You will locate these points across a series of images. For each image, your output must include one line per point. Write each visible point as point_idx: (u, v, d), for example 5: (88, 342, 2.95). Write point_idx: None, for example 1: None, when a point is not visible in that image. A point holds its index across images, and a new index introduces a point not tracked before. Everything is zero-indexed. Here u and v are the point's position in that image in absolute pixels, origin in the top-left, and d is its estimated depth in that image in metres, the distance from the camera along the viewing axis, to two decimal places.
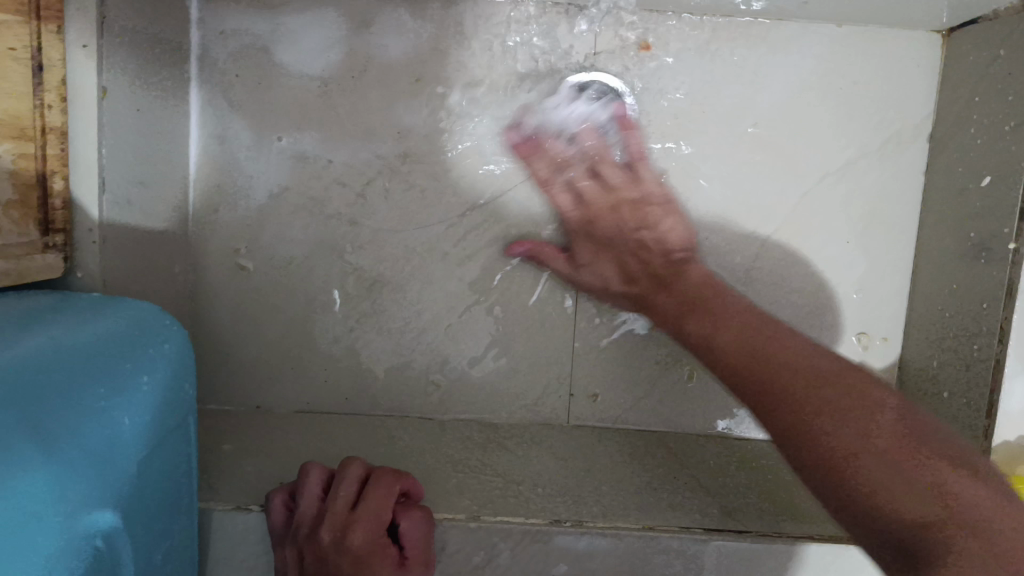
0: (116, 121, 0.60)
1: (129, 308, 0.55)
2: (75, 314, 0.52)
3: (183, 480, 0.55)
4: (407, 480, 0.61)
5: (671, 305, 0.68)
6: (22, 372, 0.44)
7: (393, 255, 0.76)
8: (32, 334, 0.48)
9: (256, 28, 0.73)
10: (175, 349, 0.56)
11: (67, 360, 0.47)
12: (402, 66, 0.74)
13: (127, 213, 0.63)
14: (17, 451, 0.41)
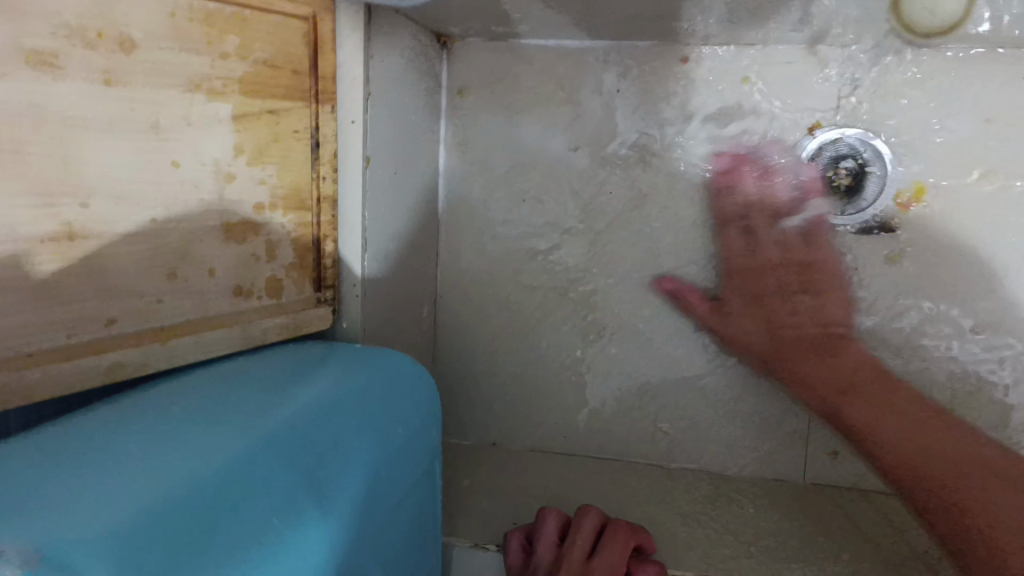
0: (377, 186, 0.66)
1: (380, 361, 0.59)
2: (336, 368, 0.56)
3: (417, 527, 0.57)
4: (642, 536, 0.62)
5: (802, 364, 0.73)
6: (298, 429, 0.47)
7: (624, 301, 0.77)
8: (303, 390, 0.52)
9: (498, 87, 0.77)
10: (418, 402, 0.59)
11: (333, 415, 0.50)
12: (635, 115, 0.75)
13: (384, 266, 0.68)
14: (301, 505, 0.43)
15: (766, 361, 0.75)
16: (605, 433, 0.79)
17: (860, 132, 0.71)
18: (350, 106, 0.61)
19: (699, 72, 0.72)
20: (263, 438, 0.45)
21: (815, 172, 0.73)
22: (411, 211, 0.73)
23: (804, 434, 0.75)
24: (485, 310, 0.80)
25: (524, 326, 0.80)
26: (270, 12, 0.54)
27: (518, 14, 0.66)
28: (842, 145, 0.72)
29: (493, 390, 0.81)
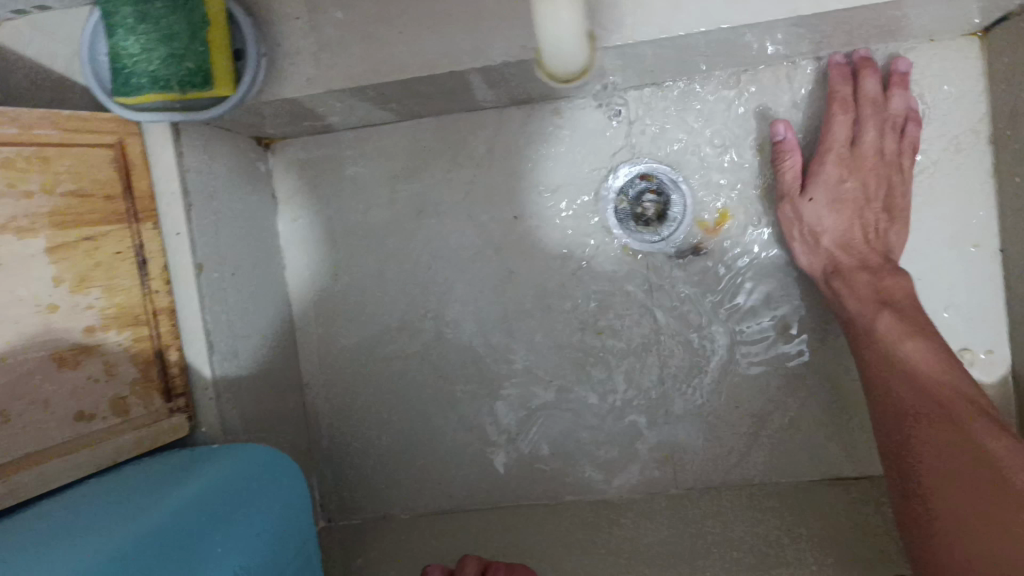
0: (217, 289, 0.68)
1: (238, 457, 0.61)
2: (190, 476, 0.58)
3: None
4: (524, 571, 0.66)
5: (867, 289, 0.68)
6: (142, 543, 0.48)
7: (479, 354, 0.80)
8: (154, 504, 0.53)
9: (326, 179, 0.81)
10: (284, 490, 0.61)
11: (184, 521, 0.51)
12: (455, 180, 0.80)
13: (236, 364, 0.70)
14: None
15: (869, 266, 0.70)
16: (488, 482, 0.80)
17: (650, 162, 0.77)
18: (172, 221, 0.64)
19: (504, 135, 0.78)
20: (107, 557, 0.46)
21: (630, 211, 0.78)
22: (259, 305, 0.75)
23: (670, 447, 0.78)
24: (353, 388, 0.82)
25: (393, 395, 0.82)
26: (72, 145, 0.57)
27: (323, 107, 0.70)
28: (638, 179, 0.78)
29: (375, 464, 0.82)
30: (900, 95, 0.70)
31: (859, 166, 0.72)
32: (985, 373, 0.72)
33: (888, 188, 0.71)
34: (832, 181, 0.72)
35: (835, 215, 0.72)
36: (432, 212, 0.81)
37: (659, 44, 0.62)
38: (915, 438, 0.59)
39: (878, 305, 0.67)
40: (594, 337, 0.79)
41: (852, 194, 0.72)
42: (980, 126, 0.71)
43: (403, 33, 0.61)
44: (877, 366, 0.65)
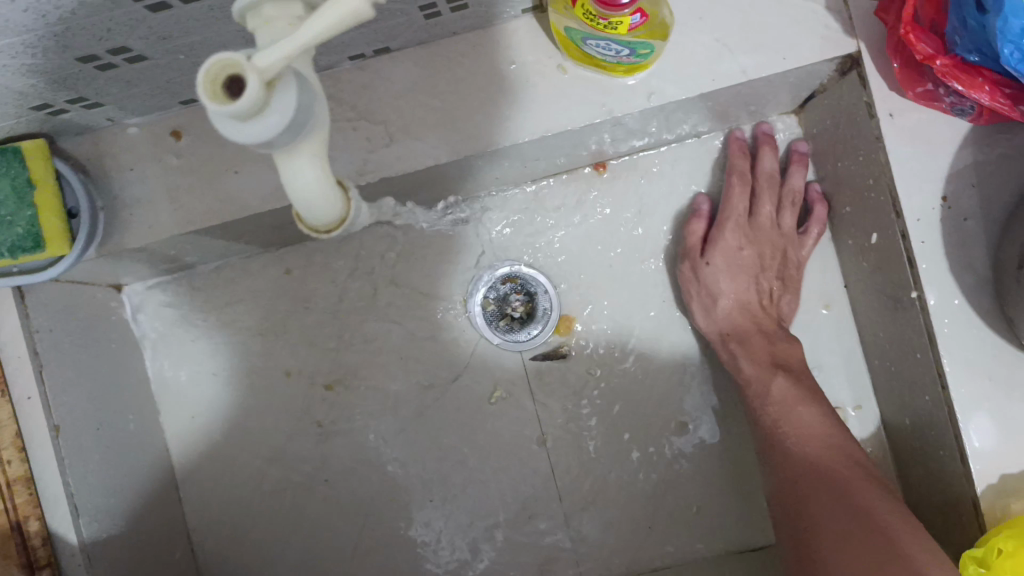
0: (78, 450, 0.65)
1: None
2: None
3: None
4: None
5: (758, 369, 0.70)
6: None
7: (368, 473, 0.79)
8: None
9: (191, 318, 0.80)
10: None
11: None
12: (324, 301, 0.80)
13: (107, 523, 0.67)
14: None
15: (765, 335, 0.73)
16: None
17: (507, 262, 0.79)
18: (22, 384, 0.62)
19: (367, 252, 0.79)
20: None
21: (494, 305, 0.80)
22: (131, 456, 0.73)
23: (570, 542, 0.77)
24: (241, 527, 0.79)
25: (285, 528, 0.79)
26: None
27: (175, 250, 0.70)
28: (498, 280, 0.79)
29: None
30: (799, 170, 0.74)
31: (750, 238, 0.74)
32: (860, 427, 0.74)
33: (778, 252, 0.74)
34: (731, 248, 0.73)
35: (744, 281, 0.75)
36: (305, 336, 0.80)
37: (494, 156, 0.64)
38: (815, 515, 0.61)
39: (771, 369, 0.70)
40: (481, 441, 0.79)
41: (749, 262, 0.75)
42: (812, 195, 0.75)
43: (242, 173, 0.62)
44: (784, 458, 0.67)
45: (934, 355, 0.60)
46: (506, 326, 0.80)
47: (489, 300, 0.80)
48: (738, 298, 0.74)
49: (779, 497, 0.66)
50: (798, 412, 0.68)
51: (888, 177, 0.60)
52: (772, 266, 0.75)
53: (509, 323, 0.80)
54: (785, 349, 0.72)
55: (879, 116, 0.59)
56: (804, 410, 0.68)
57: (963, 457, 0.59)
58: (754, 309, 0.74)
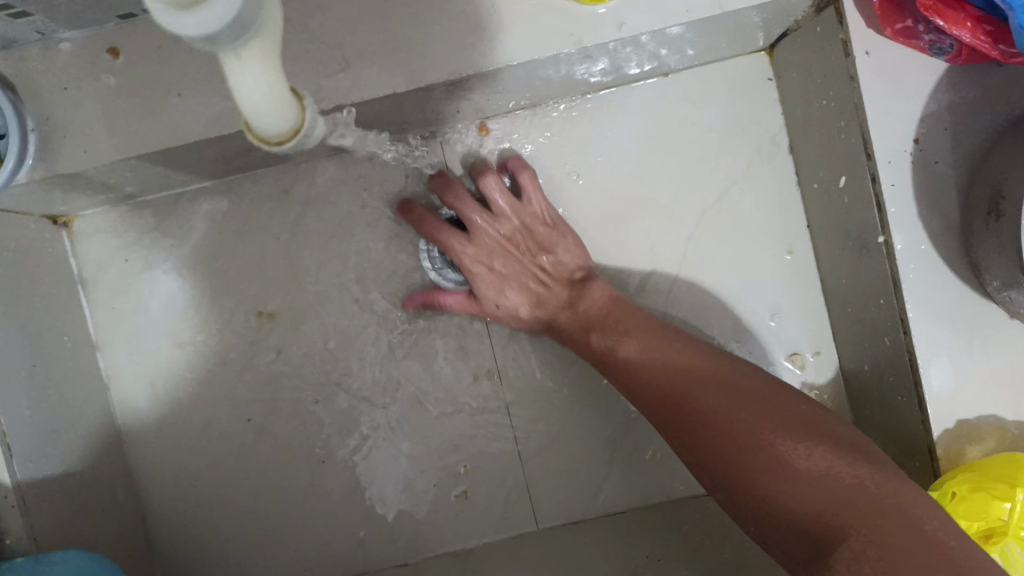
0: (13, 387, 0.62)
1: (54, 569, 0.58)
2: None
3: None
4: None
5: (575, 319, 0.70)
6: None
7: (319, 416, 0.77)
8: None
9: (131, 252, 0.76)
10: None
11: None
12: (274, 237, 0.76)
13: (44, 465, 0.64)
14: None
15: (568, 306, 0.71)
16: (344, 549, 0.77)
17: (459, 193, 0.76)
18: None
19: (319, 188, 0.76)
20: None
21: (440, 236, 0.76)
22: (68, 397, 0.69)
23: (526, 486, 0.77)
24: (187, 471, 0.77)
25: (233, 472, 0.77)
26: None
27: (114, 179, 0.66)
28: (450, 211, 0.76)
29: (221, 550, 0.77)
30: (528, 177, 0.72)
31: (529, 237, 0.73)
32: (817, 372, 0.74)
33: (517, 246, 0.73)
34: (491, 276, 0.72)
35: (519, 295, 0.73)
36: (253, 274, 0.76)
37: (453, 87, 0.61)
38: (637, 361, 0.64)
39: (586, 333, 0.68)
40: (436, 383, 0.77)
41: (495, 257, 0.72)
42: (779, 137, 0.74)
43: (184, 96, 0.58)
44: (625, 370, 0.64)
45: (897, 302, 0.59)
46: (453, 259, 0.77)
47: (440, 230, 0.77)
48: (505, 275, 0.73)
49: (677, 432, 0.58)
50: (625, 333, 0.66)
51: (860, 118, 0.58)
52: (549, 276, 0.73)
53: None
54: (586, 304, 0.70)
55: (854, 54, 0.57)
56: (640, 331, 0.66)
57: (922, 403, 0.59)
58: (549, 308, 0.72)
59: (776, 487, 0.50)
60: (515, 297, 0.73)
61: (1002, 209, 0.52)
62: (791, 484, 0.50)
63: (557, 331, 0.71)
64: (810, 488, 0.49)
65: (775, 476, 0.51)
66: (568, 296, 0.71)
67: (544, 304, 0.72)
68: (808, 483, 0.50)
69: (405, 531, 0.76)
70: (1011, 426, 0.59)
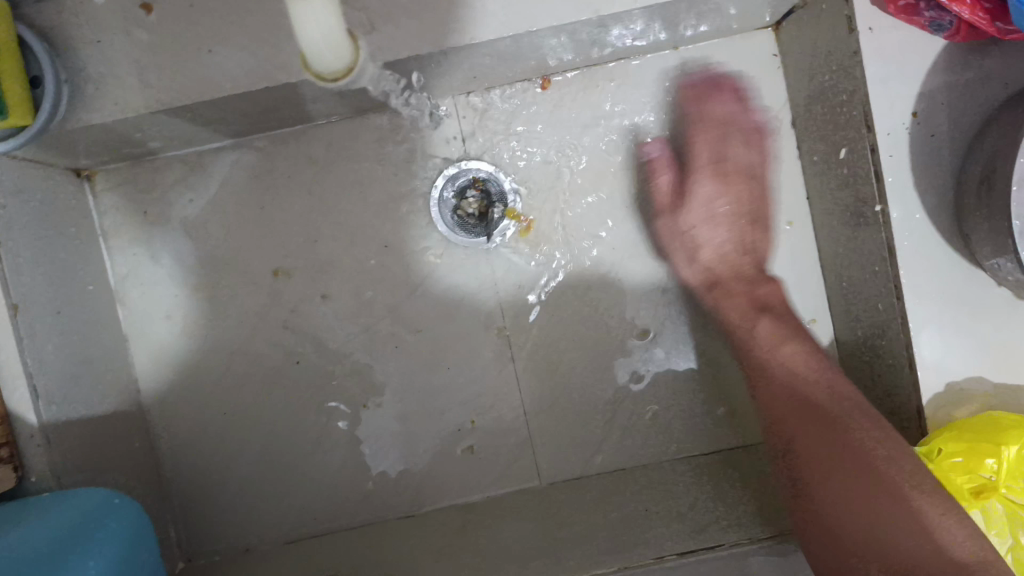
0: (39, 330, 0.64)
1: (82, 497, 0.62)
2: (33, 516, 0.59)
3: None
4: None
5: (742, 305, 0.74)
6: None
7: (330, 371, 0.79)
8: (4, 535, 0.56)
9: (150, 206, 0.78)
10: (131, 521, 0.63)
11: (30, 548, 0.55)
12: (290, 196, 0.78)
13: (68, 408, 0.66)
14: None
15: (744, 278, 0.76)
16: (352, 500, 0.80)
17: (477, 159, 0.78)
18: None
19: (335, 149, 0.78)
20: None
21: (452, 199, 0.79)
22: (90, 345, 0.71)
23: (528, 443, 0.80)
24: (202, 423, 0.79)
25: (246, 422, 0.80)
26: None
27: (140, 133, 0.68)
28: (462, 175, 0.78)
29: (233, 498, 0.80)
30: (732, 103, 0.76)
31: (731, 181, 0.77)
32: (810, 338, 0.78)
33: (732, 175, 0.77)
34: (715, 202, 0.77)
35: (725, 232, 0.77)
36: (269, 231, 0.79)
37: (471, 52, 0.64)
38: (784, 366, 0.70)
39: (755, 315, 0.73)
40: (444, 342, 0.80)
41: (730, 215, 0.77)
42: (782, 113, 0.77)
43: (213, 53, 0.60)
44: (756, 370, 0.72)
45: (892, 269, 0.62)
46: (458, 219, 0.79)
47: (447, 191, 0.79)
48: (727, 211, 0.77)
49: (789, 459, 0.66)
50: (780, 348, 0.71)
51: (861, 92, 0.61)
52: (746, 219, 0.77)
53: (467, 217, 0.79)
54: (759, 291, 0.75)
55: (858, 30, 0.59)
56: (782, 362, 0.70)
57: (912, 365, 0.62)
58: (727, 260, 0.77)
59: (843, 507, 0.60)
60: (702, 238, 0.77)
61: (993, 179, 0.55)
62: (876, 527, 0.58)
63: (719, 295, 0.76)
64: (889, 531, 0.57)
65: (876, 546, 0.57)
66: (733, 266, 0.77)
67: (715, 273, 0.77)
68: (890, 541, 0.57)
69: (411, 483, 0.80)
70: (996, 389, 0.62)
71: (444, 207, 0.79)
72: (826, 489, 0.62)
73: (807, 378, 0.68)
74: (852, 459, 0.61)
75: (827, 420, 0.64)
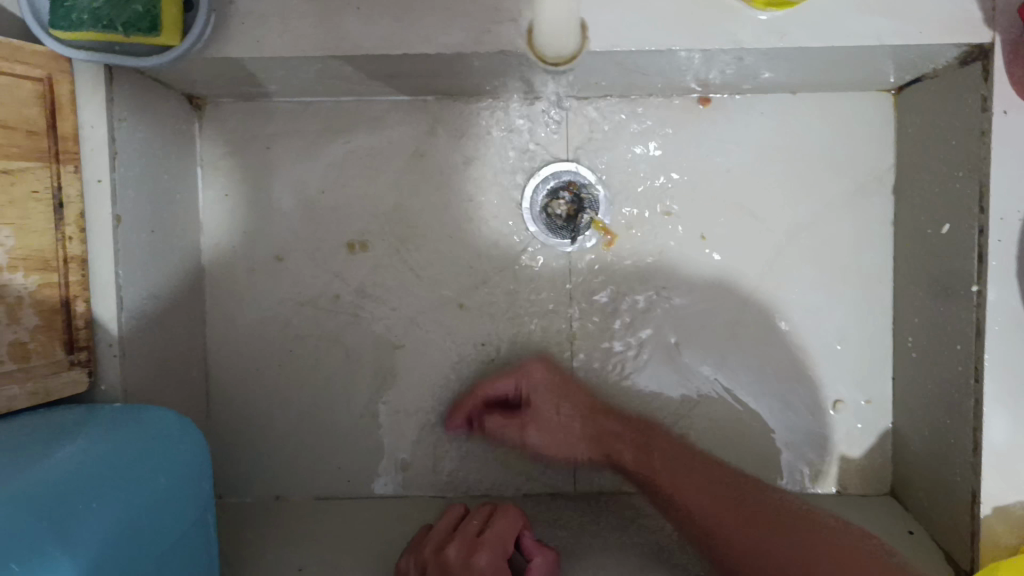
0: (131, 244, 0.65)
1: (158, 413, 0.61)
2: (111, 423, 0.59)
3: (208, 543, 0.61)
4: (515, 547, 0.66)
5: (618, 426, 0.75)
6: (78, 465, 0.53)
7: (393, 340, 0.81)
8: (86, 438, 0.56)
9: (252, 146, 0.79)
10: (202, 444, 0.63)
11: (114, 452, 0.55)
12: (389, 163, 0.80)
13: (143, 325, 0.67)
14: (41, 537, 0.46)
15: (637, 441, 0.74)
16: (389, 470, 0.81)
17: (571, 164, 0.79)
18: (95, 166, 0.62)
19: (442, 125, 0.79)
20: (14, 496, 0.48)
21: (542, 200, 0.80)
22: (172, 269, 0.73)
23: None
24: (258, 367, 0.81)
25: (300, 374, 0.81)
26: None
27: (264, 74, 0.69)
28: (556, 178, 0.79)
29: (273, 446, 0.81)
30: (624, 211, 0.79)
31: (568, 425, 0.76)
32: (863, 421, 0.79)
33: (590, 407, 0.76)
34: (546, 417, 0.76)
35: (554, 434, 0.77)
36: (361, 193, 0.80)
37: (603, 60, 0.65)
38: (683, 497, 0.69)
39: (648, 454, 0.73)
40: (510, 334, 0.80)
41: (579, 408, 0.76)
42: (884, 176, 0.77)
43: (361, 10, 0.61)
44: (676, 486, 0.70)
45: (976, 350, 0.63)
46: (546, 219, 0.80)
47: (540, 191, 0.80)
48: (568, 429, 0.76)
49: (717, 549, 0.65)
50: (693, 487, 0.69)
51: (982, 172, 0.61)
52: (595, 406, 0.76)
53: (554, 219, 0.80)
54: (610, 425, 0.75)
55: (993, 111, 0.60)
56: (672, 448, 0.73)
57: (978, 448, 0.63)
58: (621, 430, 0.75)
59: None
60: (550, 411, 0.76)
61: None
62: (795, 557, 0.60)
63: (615, 439, 0.75)
64: (787, 545, 0.62)
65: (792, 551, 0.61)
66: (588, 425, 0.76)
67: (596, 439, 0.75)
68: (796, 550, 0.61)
69: (448, 465, 0.81)
70: None
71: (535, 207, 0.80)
72: None
73: (711, 494, 0.68)
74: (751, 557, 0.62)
75: (712, 548, 0.65)
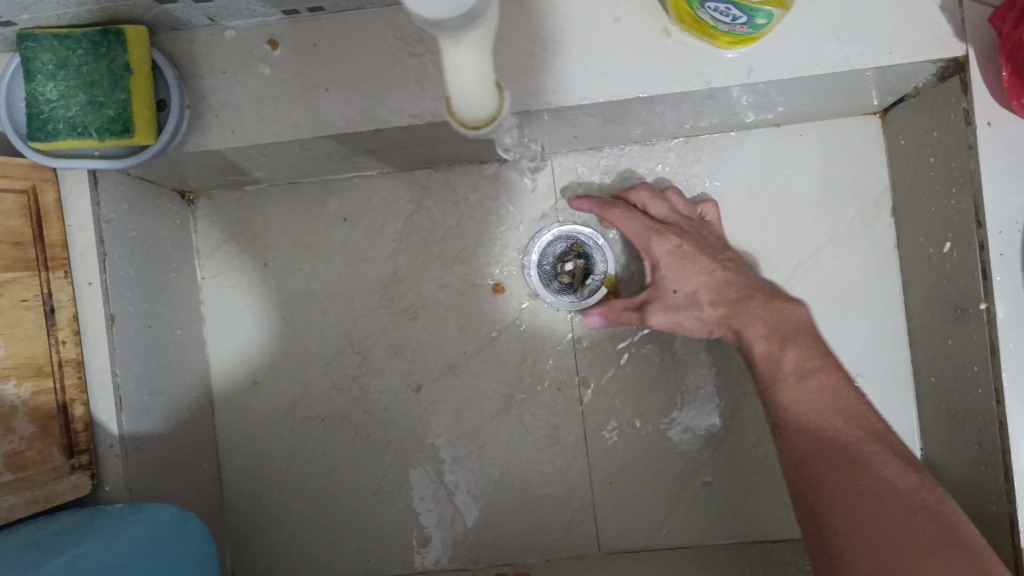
0: (128, 341, 0.66)
1: (156, 512, 0.61)
2: (111, 522, 0.59)
3: None
4: None
5: (760, 342, 0.66)
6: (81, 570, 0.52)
7: (402, 413, 0.80)
8: (85, 542, 0.56)
9: (247, 233, 0.80)
10: (199, 545, 0.63)
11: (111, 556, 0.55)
12: (382, 236, 0.80)
13: (146, 421, 0.67)
14: None
15: (756, 300, 0.68)
16: (407, 545, 0.79)
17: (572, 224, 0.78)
18: (85, 269, 0.63)
19: (431, 193, 0.79)
20: None
21: (549, 263, 0.79)
22: (176, 363, 0.73)
23: (592, 509, 0.79)
24: (270, 450, 0.80)
25: (312, 454, 0.80)
26: None
27: (247, 163, 0.70)
28: (558, 241, 0.79)
29: (292, 531, 0.80)
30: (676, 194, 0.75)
31: (689, 257, 0.70)
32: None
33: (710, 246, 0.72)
34: (674, 254, 0.70)
35: (696, 272, 0.70)
36: (357, 267, 0.80)
37: (572, 113, 0.64)
38: (800, 393, 0.63)
39: (780, 344, 0.66)
40: (521, 394, 0.79)
41: (696, 253, 0.70)
42: (882, 199, 0.76)
43: (330, 92, 0.62)
44: (783, 387, 0.64)
45: (993, 369, 0.60)
46: (553, 283, 0.79)
47: (544, 255, 0.79)
48: (692, 252, 0.70)
49: (806, 468, 0.60)
50: (819, 374, 0.64)
51: (975, 186, 0.59)
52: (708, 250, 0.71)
53: (565, 282, 0.79)
54: (783, 317, 0.67)
55: (976, 123, 0.59)
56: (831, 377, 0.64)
57: (1008, 473, 0.60)
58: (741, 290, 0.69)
59: (846, 512, 0.56)
60: (688, 250, 0.70)
61: None
62: (874, 510, 0.55)
63: (743, 329, 0.68)
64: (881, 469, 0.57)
65: (877, 498, 0.56)
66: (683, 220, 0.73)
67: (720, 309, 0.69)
68: (854, 508, 0.56)
69: (468, 536, 0.79)
70: None
71: (540, 270, 0.79)
72: (864, 528, 0.54)
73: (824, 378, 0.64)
74: (852, 453, 0.59)
75: (834, 454, 0.59)
